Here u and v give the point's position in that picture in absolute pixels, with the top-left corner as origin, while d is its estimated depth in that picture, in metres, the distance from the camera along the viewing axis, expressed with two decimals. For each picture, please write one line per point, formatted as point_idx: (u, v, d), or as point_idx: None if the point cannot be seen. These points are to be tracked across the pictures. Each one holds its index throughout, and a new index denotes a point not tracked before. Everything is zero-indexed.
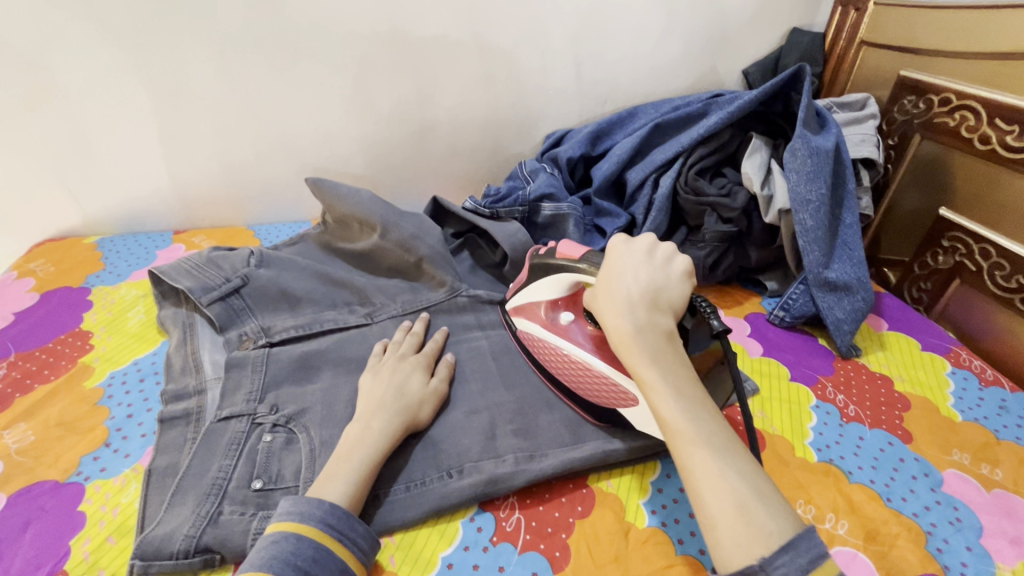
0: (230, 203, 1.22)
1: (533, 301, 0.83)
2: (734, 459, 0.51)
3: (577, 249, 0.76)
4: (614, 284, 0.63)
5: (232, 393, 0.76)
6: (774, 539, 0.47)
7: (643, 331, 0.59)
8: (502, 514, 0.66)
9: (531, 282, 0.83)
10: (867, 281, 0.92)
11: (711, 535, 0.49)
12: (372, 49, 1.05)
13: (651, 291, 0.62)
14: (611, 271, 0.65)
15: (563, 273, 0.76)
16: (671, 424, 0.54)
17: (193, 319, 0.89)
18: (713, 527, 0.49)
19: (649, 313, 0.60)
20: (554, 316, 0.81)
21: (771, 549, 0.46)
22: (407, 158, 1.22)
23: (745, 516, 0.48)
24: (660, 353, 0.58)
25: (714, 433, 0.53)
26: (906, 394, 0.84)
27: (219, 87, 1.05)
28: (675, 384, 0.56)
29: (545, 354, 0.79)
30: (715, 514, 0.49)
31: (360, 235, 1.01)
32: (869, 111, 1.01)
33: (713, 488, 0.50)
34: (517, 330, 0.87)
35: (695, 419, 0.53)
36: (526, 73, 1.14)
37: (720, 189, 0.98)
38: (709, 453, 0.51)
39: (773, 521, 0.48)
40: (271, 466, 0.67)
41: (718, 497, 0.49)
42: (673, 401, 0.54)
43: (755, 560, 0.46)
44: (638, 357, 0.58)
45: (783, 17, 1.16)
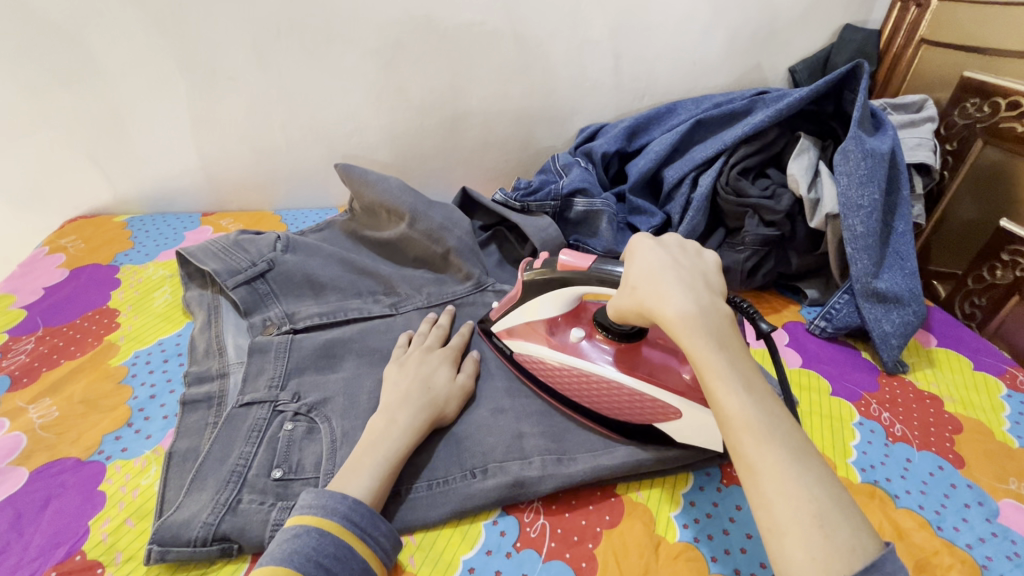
0: (259, 187, 1.22)
1: (530, 319, 0.78)
2: (807, 466, 0.46)
3: (584, 260, 0.70)
4: (664, 269, 0.59)
5: (254, 378, 0.74)
6: (857, 556, 0.40)
7: (706, 324, 0.54)
8: (527, 519, 0.64)
9: (526, 301, 0.78)
10: (920, 294, 0.87)
11: (780, 548, 0.43)
12: (406, 35, 1.03)
13: (700, 282, 0.58)
14: (652, 258, 0.61)
15: (570, 288, 0.72)
16: (739, 422, 0.48)
17: (218, 302, 0.88)
18: (785, 537, 0.43)
19: (709, 305, 0.56)
20: (558, 335, 0.77)
21: (852, 567, 0.40)
22: (437, 147, 1.20)
23: (825, 527, 0.42)
24: (726, 347, 0.53)
25: (786, 435, 0.48)
26: (957, 415, 0.79)
27: (251, 69, 1.03)
28: (742, 378, 0.51)
29: (551, 372, 0.75)
30: (792, 526, 0.43)
31: (387, 223, 0.99)
32: (927, 114, 0.95)
33: (790, 497, 0.44)
34: (507, 352, 0.81)
35: (768, 418, 0.48)
36: (562, 63, 1.11)
37: (763, 191, 0.94)
38: (785, 455, 0.46)
39: (856, 534, 0.42)
40: (292, 456, 0.66)
41: (795, 504, 0.43)
42: (743, 395, 0.50)
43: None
44: (703, 348, 0.52)
45: (836, 12, 1.10)
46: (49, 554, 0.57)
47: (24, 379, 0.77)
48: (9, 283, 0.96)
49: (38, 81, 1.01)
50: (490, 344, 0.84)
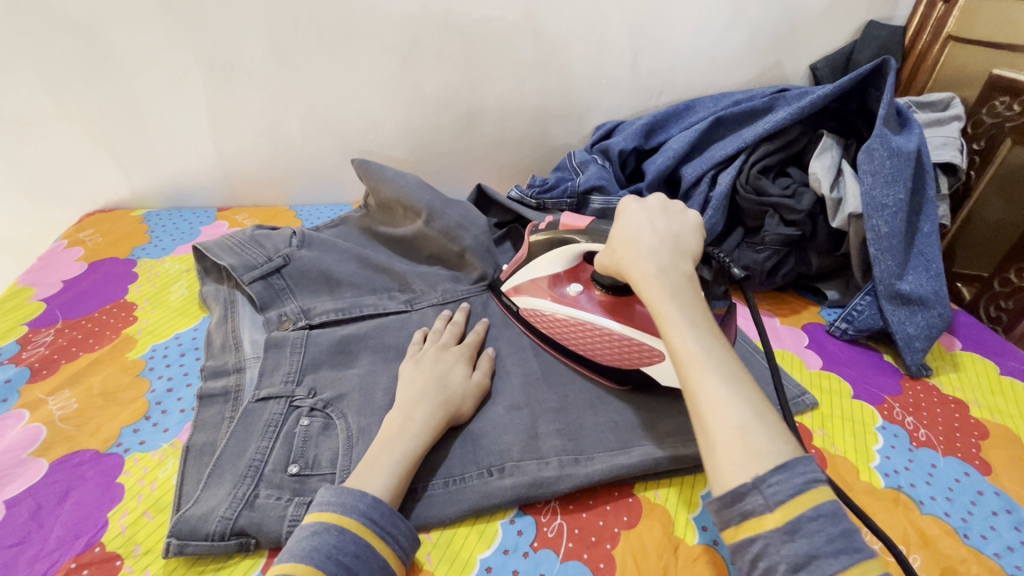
0: (275, 182, 1.22)
1: (533, 275, 0.83)
2: (740, 386, 0.50)
3: (579, 219, 0.77)
4: (636, 227, 0.63)
5: (270, 373, 0.74)
6: (773, 461, 0.45)
7: (665, 270, 0.59)
8: (544, 519, 0.63)
9: (531, 260, 0.83)
10: (945, 296, 0.85)
11: (712, 461, 0.47)
12: (423, 31, 1.03)
13: (669, 239, 0.62)
14: (629, 219, 0.65)
15: (567, 245, 0.77)
16: (682, 352, 0.53)
17: (234, 297, 0.88)
18: (713, 449, 0.47)
19: (670, 254, 0.60)
20: (559, 290, 0.81)
21: (768, 470, 0.45)
22: (452, 144, 1.20)
23: (747, 437, 0.46)
24: (680, 290, 0.57)
25: (726, 362, 0.51)
26: (983, 421, 0.77)
27: (269, 65, 1.04)
28: (691, 318, 0.55)
29: (550, 323, 0.80)
30: (719, 437, 0.47)
31: (402, 220, 0.99)
32: (954, 112, 0.93)
33: (719, 412, 0.48)
34: (516, 309, 0.86)
35: (710, 350, 0.52)
36: (579, 59, 1.10)
37: (784, 189, 0.92)
38: (722, 383, 0.50)
39: (774, 445, 0.46)
40: (308, 451, 0.66)
41: (723, 420, 0.48)
42: (689, 332, 0.53)
43: (750, 479, 0.45)
44: (658, 290, 0.57)
45: (859, 8, 1.08)
46: (69, 546, 0.57)
47: (44, 371, 0.78)
48: (29, 276, 0.97)
49: (59, 76, 1.02)
50: (501, 304, 0.90)
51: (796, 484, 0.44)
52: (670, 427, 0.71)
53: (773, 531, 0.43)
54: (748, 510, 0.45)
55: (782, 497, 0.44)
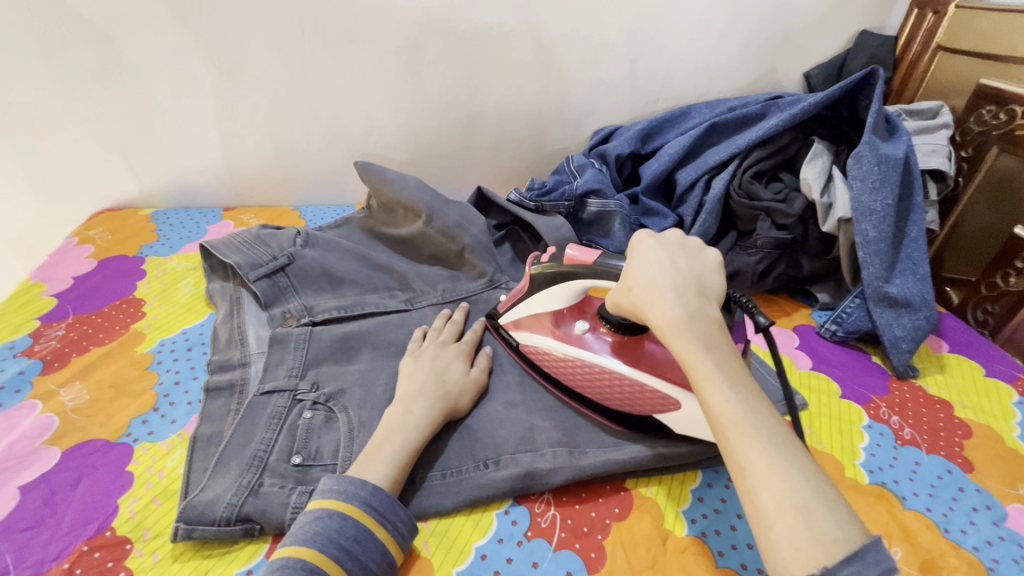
0: (279, 183, 1.25)
1: (536, 312, 0.80)
2: (790, 454, 0.47)
3: (588, 254, 0.72)
4: (656, 271, 0.61)
5: (275, 368, 0.77)
6: (840, 548, 0.42)
7: (694, 320, 0.56)
8: (538, 509, 0.65)
9: (533, 294, 0.80)
10: (931, 300, 0.87)
11: (769, 542, 0.44)
12: (425, 37, 1.05)
13: (691, 283, 0.60)
14: (645, 260, 0.63)
15: (574, 282, 0.74)
16: (724, 416, 0.50)
17: (239, 294, 0.90)
18: (769, 530, 0.44)
19: (695, 300, 0.58)
20: (564, 327, 0.79)
21: (835, 558, 0.41)
22: (453, 147, 1.22)
23: (807, 517, 0.43)
24: (714, 345, 0.54)
25: (773, 427, 0.49)
26: (967, 421, 0.80)
27: (275, 68, 1.06)
28: (728, 375, 0.52)
29: (555, 363, 0.77)
30: (774, 517, 0.44)
31: (403, 221, 1.01)
32: (942, 120, 0.96)
33: (771, 486, 0.45)
34: (515, 343, 0.83)
35: (753, 413, 0.49)
36: (578, 66, 1.12)
37: (776, 194, 0.95)
38: (769, 450, 0.47)
39: (837, 526, 0.43)
40: (311, 443, 0.68)
41: (778, 496, 0.44)
42: (728, 391, 0.51)
43: (817, 570, 0.41)
44: (690, 344, 0.54)
45: (852, 18, 1.11)
46: (81, 530, 0.60)
47: (55, 364, 0.80)
48: (40, 273, 1.00)
49: (72, 78, 1.05)
50: (499, 337, 0.85)
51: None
52: (661, 423, 0.73)
53: None
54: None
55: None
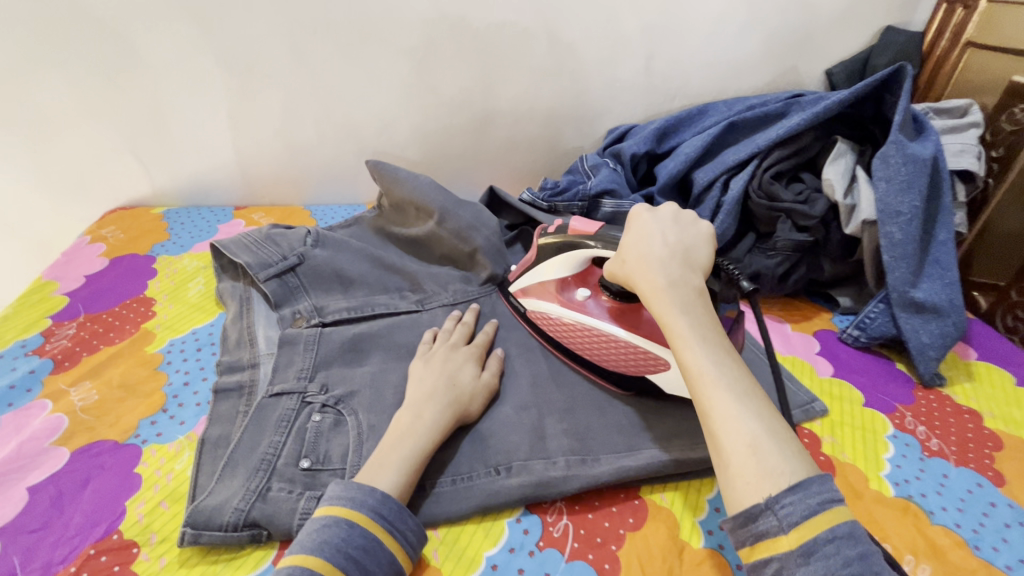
0: (291, 182, 1.24)
1: (542, 278, 0.84)
2: (752, 401, 0.50)
3: (591, 225, 0.77)
4: (646, 240, 0.64)
5: (283, 369, 0.76)
6: (785, 480, 0.46)
7: (675, 285, 0.59)
8: (549, 518, 0.64)
9: (542, 263, 0.84)
10: (961, 305, 0.84)
11: (726, 481, 0.48)
12: (438, 34, 1.04)
13: (679, 251, 0.63)
14: (640, 231, 0.65)
15: (577, 252, 0.78)
16: (693, 369, 0.53)
17: (249, 294, 0.90)
18: (726, 467, 0.48)
19: (680, 267, 0.61)
20: (566, 293, 0.83)
21: (779, 488, 0.46)
22: (464, 146, 1.21)
23: (759, 455, 0.47)
24: (690, 305, 0.57)
25: (738, 377, 0.52)
26: (998, 432, 0.76)
27: (287, 66, 1.06)
28: (702, 333, 0.55)
29: (557, 327, 0.81)
30: (731, 455, 0.48)
31: (415, 220, 1.00)
32: (972, 119, 0.92)
33: (731, 430, 0.49)
34: (521, 309, 0.88)
35: (720, 366, 0.52)
36: (593, 63, 1.10)
37: (797, 195, 0.92)
38: (731, 398, 0.50)
39: (786, 462, 0.47)
40: (319, 447, 0.67)
41: (736, 439, 0.48)
42: (700, 347, 0.54)
43: (762, 499, 0.46)
44: (667, 305, 0.57)
45: (877, 14, 1.07)
46: (88, 533, 0.59)
47: (66, 363, 0.80)
48: (53, 271, 1.00)
49: (86, 76, 1.05)
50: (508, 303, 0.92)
51: (811, 505, 0.44)
52: (677, 430, 0.71)
53: (787, 553, 0.44)
54: (758, 531, 0.46)
55: (795, 517, 0.44)
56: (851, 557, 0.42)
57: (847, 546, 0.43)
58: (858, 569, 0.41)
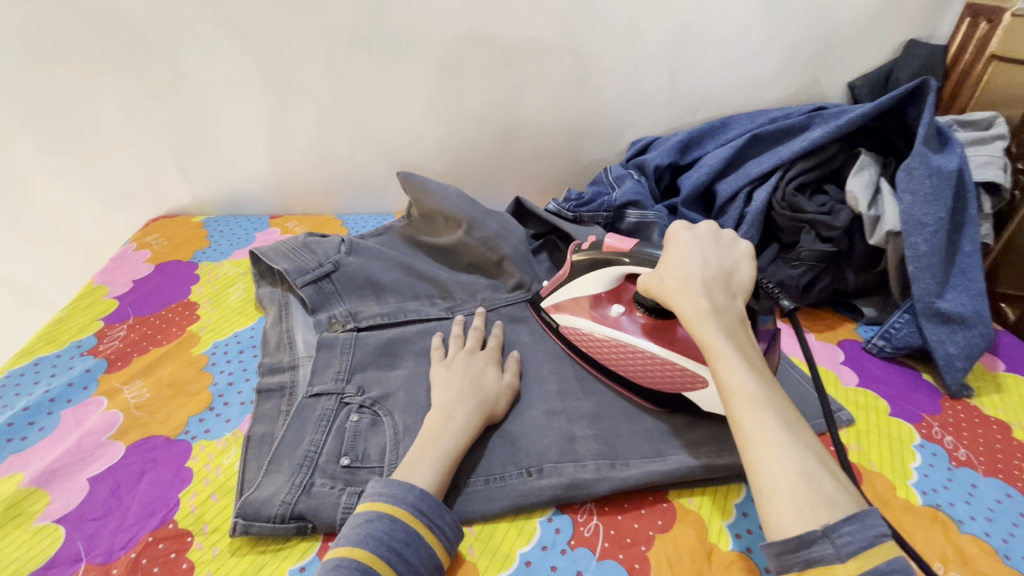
0: (322, 192, 1.29)
1: (575, 294, 0.85)
2: (797, 430, 0.52)
3: (625, 243, 0.79)
4: (688, 263, 0.66)
5: (322, 371, 0.79)
6: (839, 509, 0.47)
7: (717, 310, 0.62)
8: (580, 518, 0.66)
9: (575, 279, 0.85)
10: (987, 316, 0.84)
11: (772, 507, 0.49)
12: (467, 51, 1.08)
13: (720, 277, 0.65)
14: (679, 254, 0.68)
15: (612, 267, 0.79)
16: (740, 394, 0.55)
17: (288, 300, 0.94)
18: (772, 492, 0.49)
19: (722, 294, 0.64)
20: (601, 310, 0.84)
21: (835, 517, 0.47)
22: (490, 158, 1.25)
23: (811, 484, 0.49)
24: (733, 331, 0.60)
25: (783, 406, 0.54)
26: None
27: (323, 82, 1.11)
28: (746, 359, 0.58)
29: (593, 344, 0.82)
30: (779, 481, 0.49)
31: (444, 230, 1.03)
32: (997, 131, 0.92)
33: (781, 457, 0.50)
34: (554, 325, 0.88)
35: (766, 393, 0.55)
36: (616, 77, 1.13)
37: (820, 207, 0.93)
38: (778, 425, 0.52)
39: (839, 493, 0.48)
40: (358, 445, 0.70)
41: (786, 464, 0.50)
42: (745, 372, 0.56)
43: (818, 527, 0.47)
44: (712, 330, 0.60)
45: (898, 27, 1.09)
46: (146, 522, 0.63)
47: (119, 362, 0.85)
48: (103, 276, 1.05)
49: (136, 92, 1.11)
50: (539, 317, 0.92)
51: (868, 536, 0.45)
52: (702, 434, 0.73)
53: None
54: (810, 557, 0.46)
55: (853, 546, 0.45)
56: None
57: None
58: None
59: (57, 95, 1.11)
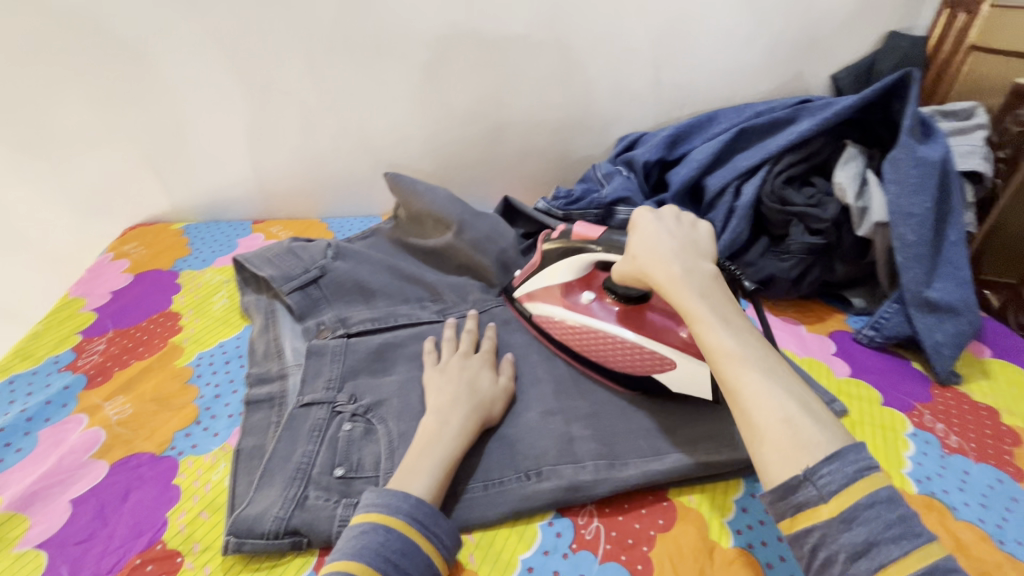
0: (306, 196, 1.26)
1: (547, 283, 0.87)
2: (778, 378, 0.54)
3: (593, 230, 0.81)
4: (657, 236, 0.68)
5: (312, 379, 0.77)
6: (822, 449, 0.49)
7: (690, 275, 0.63)
8: (581, 521, 0.65)
9: (546, 267, 0.86)
10: (974, 304, 0.85)
11: (761, 456, 0.51)
12: (451, 49, 1.07)
13: (688, 245, 0.67)
14: (647, 229, 0.69)
15: (583, 255, 0.81)
16: (720, 352, 0.56)
17: (274, 307, 0.92)
18: (759, 441, 0.51)
19: (693, 259, 0.65)
20: (572, 298, 0.85)
21: (817, 459, 0.48)
22: (477, 157, 1.23)
23: (794, 428, 0.50)
24: (708, 293, 0.61)
25: (761, 357, 0.56)
26: (1017, 428, 0.78)
27: (305, 83, 1.08)
28: (723, 319, 0.59)
29: (565, 331, 0.83)
30: (763, 429, 0.51)
31: (432, 231, 1.02)
32: (977, 121, 0.93)
33: (762, 406, 0.52)
34: (528, 314, 0.89)
35: (744, 347, 0.56)
36: (602, 74, 1.13)
37: (809, 199, 0.93)
38: (758, 376, 0.54)
39: (821, 434, 0.50)
40: (352, 455, 0.68)
41: (767, 412, 0.51)
42: (722, 330, 0.58)
43: (802, 471, 0.48)
44: (686, 294, 0.61)
45: (879, 20, 1.10)
46: (132, 544, 0.61)
47: (99, 377, 0.82)
48: (79, 287, 1.02)
49: (108, 96, 1.07)
50: (514, 309, 0.93)
51: (848, 473, 0.47)
52: (700, 430, 0.73)
53: (829, 521, 0.46)
54: (799, 502, 0.48)
55: (834, 485, 0.47)
56: (891, 520, 0.45)
57: (887, 509, 0.46)
58: (898, 531, 0.45)
59: (25, 100, 1.06)
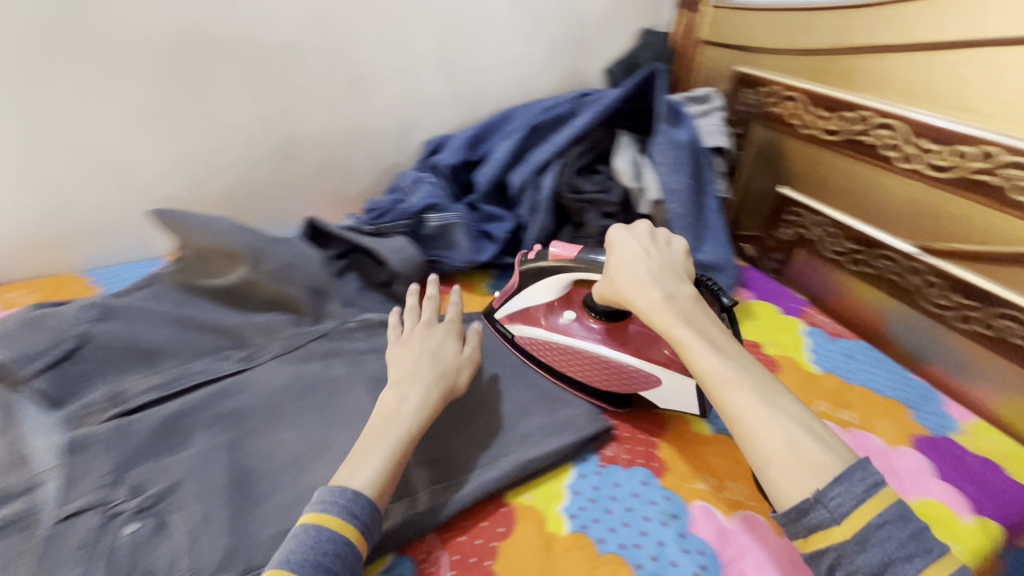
0: (49, 246, 0.97)
1: (530, 304, 0.87)
2: (776, 399, 0.56)
3: (570, 250, 0.81)
4: (636, 263, 0.69)
5: (77, 482, 0.62)
6: (828, 471, 0.50)
7: (672, 297, 0.65)
8: (422, 555, 0.63)
9: (527, 286, 0.86)
10: (732, 259, 1.02)
11: (769, 479, 0.52)
12: (206, 58, 0.93)
13: (666, 265, 0.69)
14: (624, 255, 0.71)
15: (565, 276, 0.81)
16: (715, 377, 0.58)
17: (10, 402, 0.68)
18: (766, 466, 0.52)
19: (673, 282, 0.67)
20: (553, 317, 0.86)
21: (826, 481, 0.50)
22: (269, 177, 1.09)
23: (799, 451, 0.52)
24: (692, 316, 0.63)
25: (755, 378, 0.58)
26: (774, 356, 0.94)
27: (7, 108, 0.85)
28: (713, 342, 0.61)
29: (551, 353, 0.84)
30: (770, 454, 0.53)
31: (220, 269, 0.88)
32: (715, 104, 1.12)
33: (765, 430, 0.53)
34: (509, 334, 0.90)
35: (736, 370, 0.58)
36: (392, 79, 1.09)
37: (597, 185, 1.03)
38: (753, 397, 0.56)
39: (824, 453, 0.51)
40: (139, 561, 0.57)
41: (772, 435, 0.53)
42: (713, 356, 0.59)
43: (813, 494, 0.50)
44: (671, 320, 0.63)
45: (632, 19, 1.24)
46: None
47: None
48: None
49: None
50: (495, 329, 0.92)
51: (859, 493, 0.49)
52: (531, 427, 0.75)
53: (843, 542, 0.48)
54: (810, 524, 0.50)
55: (847, 507, 0.49)
56: (905, 539, 0.48)
57: (898, 528, 0.48)
58: (913, 549, 0.47)
59: None
